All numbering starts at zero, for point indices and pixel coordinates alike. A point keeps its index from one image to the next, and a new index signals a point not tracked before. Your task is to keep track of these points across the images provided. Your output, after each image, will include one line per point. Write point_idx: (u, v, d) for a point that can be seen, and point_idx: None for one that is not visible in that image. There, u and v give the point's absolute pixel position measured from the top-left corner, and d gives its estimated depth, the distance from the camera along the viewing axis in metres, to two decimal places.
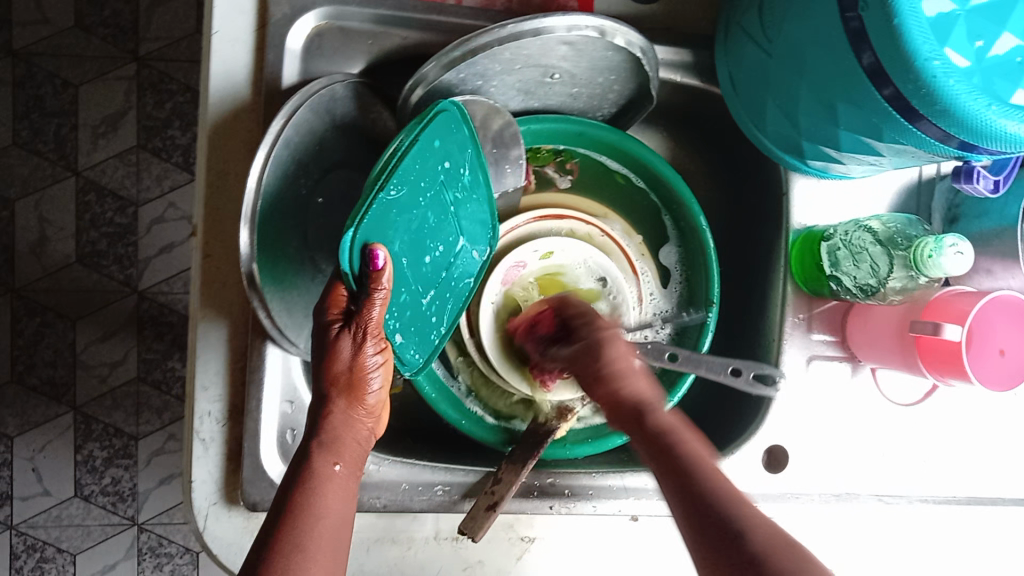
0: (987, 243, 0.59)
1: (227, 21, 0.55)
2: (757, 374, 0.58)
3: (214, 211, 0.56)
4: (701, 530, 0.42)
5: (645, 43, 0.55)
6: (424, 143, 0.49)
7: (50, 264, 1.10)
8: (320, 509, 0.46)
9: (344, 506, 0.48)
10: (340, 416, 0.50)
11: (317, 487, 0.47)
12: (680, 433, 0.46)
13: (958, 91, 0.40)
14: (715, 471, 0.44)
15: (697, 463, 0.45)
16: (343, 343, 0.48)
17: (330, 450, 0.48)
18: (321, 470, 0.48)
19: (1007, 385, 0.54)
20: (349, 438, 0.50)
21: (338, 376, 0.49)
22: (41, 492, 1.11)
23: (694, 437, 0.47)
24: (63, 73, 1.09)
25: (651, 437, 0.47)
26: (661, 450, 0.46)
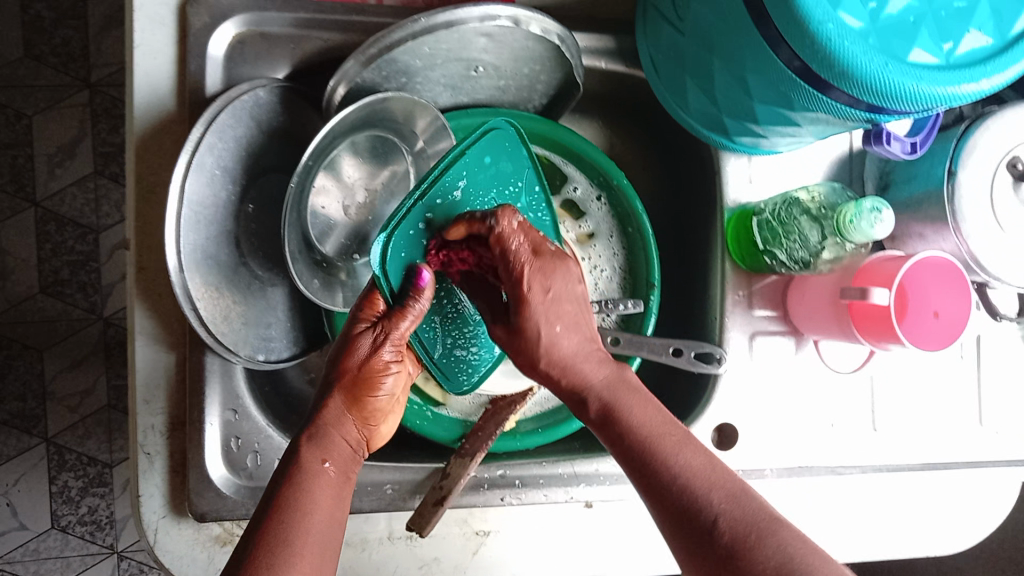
0: (915, 207, 0.60)
1: (147, 34, 0.56)
2: (697, 352, 0.59)
3: (146, 223, 0.56)
4: (681, 532, 0.43)
5: (563, 31, 0.54)
6: (476, 159, 0.52)
7: (13, 296, 1.09)
8: (302, 508, 0.45)
9: (328, 508, 0.46)
10: (334, 414, 0.52)
11: (303, 481, 0.46)
12: (625, 409, 0.47)
13: (853, 53, 0.41)
14: (654, 454, 0.45)
15: (659, 450, 0.45)
16: (365, 341, 0.52)
17: (322, 448, 0.49)
18: (313, 467, 0.47)
19: (943, 346, 0.55)
20: (338, 437, 0.50)
21: (349, 369, 0.52)
22: (17, 526, 1.10)
23: (642, 408, 0.48)
24: (14, 105, 1.09)
25: (618, 449, 0.47)
26: (616, 441, 0.47)
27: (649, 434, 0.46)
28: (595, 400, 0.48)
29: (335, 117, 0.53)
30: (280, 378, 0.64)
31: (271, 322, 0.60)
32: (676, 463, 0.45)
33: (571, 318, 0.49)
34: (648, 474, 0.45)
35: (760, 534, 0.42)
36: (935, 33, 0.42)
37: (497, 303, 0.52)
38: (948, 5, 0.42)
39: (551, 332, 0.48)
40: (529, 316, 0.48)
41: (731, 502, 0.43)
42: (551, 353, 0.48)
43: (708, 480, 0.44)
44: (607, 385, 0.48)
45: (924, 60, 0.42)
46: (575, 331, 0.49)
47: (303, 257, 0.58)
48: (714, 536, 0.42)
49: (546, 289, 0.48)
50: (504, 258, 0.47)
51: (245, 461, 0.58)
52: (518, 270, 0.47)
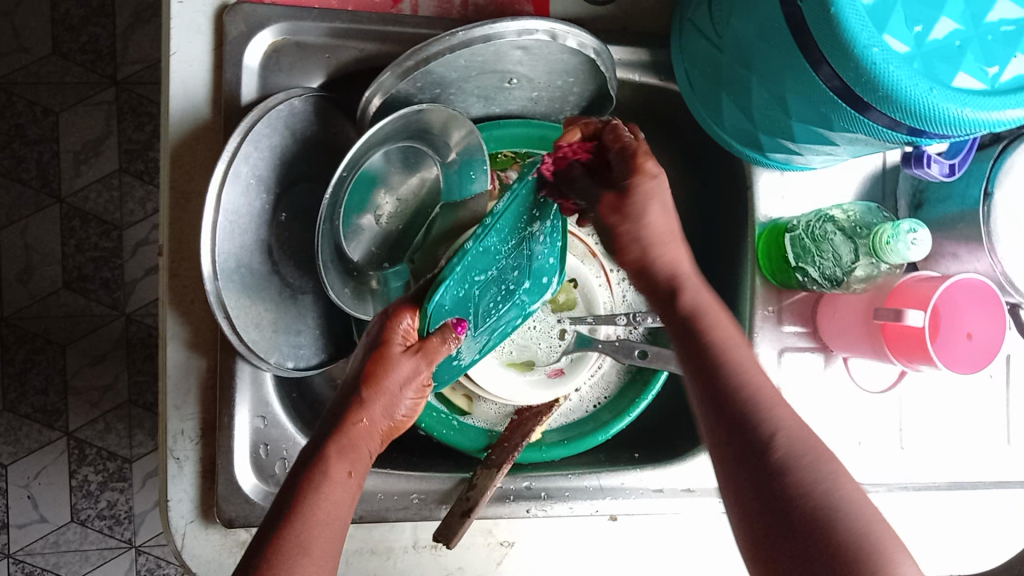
0: (949, 227, 0.59)
1: (184, 42, 0.56)
2: None
3: (179, 229, 0.56)
4: (728, 437, 0.42)
5: (599, 45, 0.54)
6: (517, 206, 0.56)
7: (37, 290, 1.10)
8: (316, 511, 0.45)
9: (342, 512, 0.46)
10: (363, 423, 0.51)
11: (320, 486, 0.46)
12: (716, 318, 0.46)
13: (898, 77, 0.41)
14: (722, 358, 0.44)
15: (731, 361, 0.44)
16: (405, 363, 0.52)
17: (347, 458, 0.48)
18: (332, 472, 0.47)
19: (978, 368, 0.54)
20: (365, 446, 0.50)
21: (382, 385, 0.52)
22: (38, 518, 1.11)
23: (727, 321, 0.46)
24: (42, 100, 1.09)
25: (690, 345, 0.46)
26: (689, 334, 0.46)
27: (722, 347, 0.45)
28: (689, 295, 0.47)
29: (371, 127, 0.54)
30: (307, 384, 0.65)
31: (301, 329, 0.60)
32: (743, 380, 0.43)
33: (696, 254, 0.45)
34: (715, 383, 0.44)
35: (816, 458, 0.40)
36: (981, 57, 0.42)
37: (614, 166, 0.51)
38: (995, 28, 0.42)
39: (652, 215, 0.49)
40: (632, 197, 0.49)
41: (794, 423, 0.41)
42: (640, 231, 0.49)
43: (773, 399, 0.43)
44: (699, 304, 0.47)
45: (968, 85, 0.41)
46: (668, 213, 0.49)
47: (336, 266, 0.58)
48: (765, 455, 0.40)
49: (648, 207, 0.49)
50: (619, 151, 0.50)
51: (273, 468, 0.58)
52: (631, 156, 0.50)
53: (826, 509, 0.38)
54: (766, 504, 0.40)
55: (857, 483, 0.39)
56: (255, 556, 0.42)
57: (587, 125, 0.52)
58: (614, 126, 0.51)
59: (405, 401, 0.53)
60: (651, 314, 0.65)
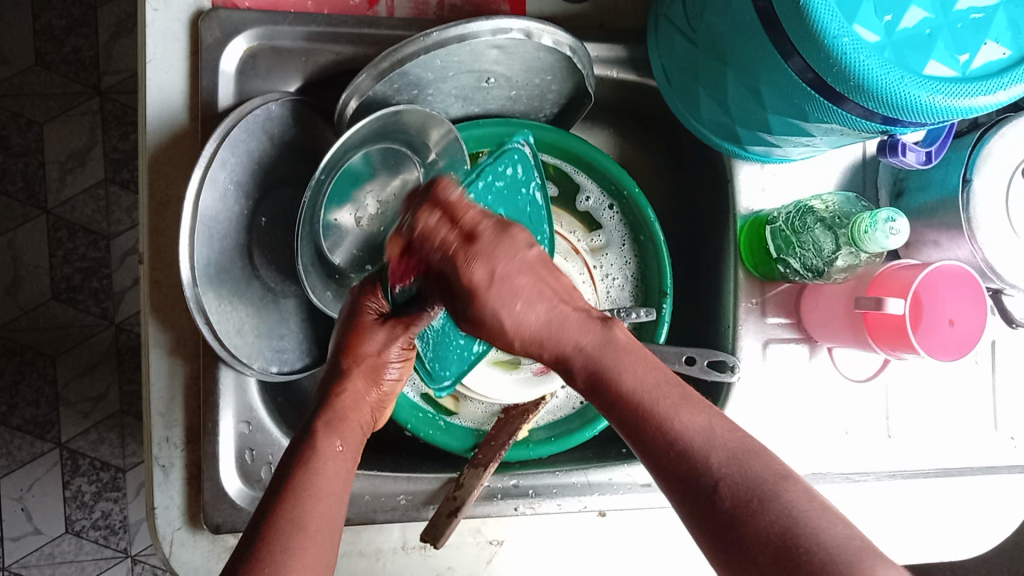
0: (929, 215, 0.59)
1: (159, 49, 0.56)
2: (711, 360, 0.59)
3: (159, 236, 0.56)
4: (681, 492, 0.39)
5: (575, 41, 0.54)
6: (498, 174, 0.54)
7: (25, 302, 1.10)
8: (317, 490, 0.44)
9: (342, 483, 0.47)
10: (351, 390, 0.53)
11: (313, 465, 0.46)
12: (619, 372, 0.43)
13: (869, 66, 0.41)
14: (658, 422, 0.41)
15: (653, 413, 0.41)
16: (380, 334, 0.53)
17: (333, 431, 0.49)
18: (324, 449, 0.47)
19: (958, 354, 0.55)
20: (354, 419, 0.52)
21: (362, 356, 0.53)
22: (32, 530, 1.10)
23: (640, 374, 0.43)
24: (25, 112, 1.09)
25: (614, 409, 0.43)
26: (610, 406, 0.43)
27: (639, 397, 0.42)
28: (581, 364, 0.45)
29: (348, 131, 0.54)
30: (293, 389, 0.65)
31: (284, 334, 0.60)
32: (681, 428, 0.40)
33: (529, 289, 0.45)
34: (645, 438, 0.41)
35: (762, 501, 0.37)
36: (952, 45, 0.42)
37: (452, 298, 0.46)
38: (965, 16, 0.42)
39: (512, 310, 0.44)
40: (483, 306, 0.44)
41: (732, 464, 0.39)
42: (517, 331, 0.45)
43: (705, 438, 0.40)
44: (597, 349, 0.44)
45: (940, 72, 0.42)
46: (535, 303, 0.45)
47: (316, 270, 0.59)
48: (715, 503, 0.38)
49: (489, 271, 0.43)
50: (437, 253, 0.44)
51: (259, 473, 0.58)
52: (450, 261, 0.44)
53: (799, 553, 0.34)
54: (734, 561, 0.37)
55: (819, 503, 0.36)
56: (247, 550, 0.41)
57: (403, 229, 0.46)
58: (433, 190, 0.45)
59: (390, 366, 0.55)
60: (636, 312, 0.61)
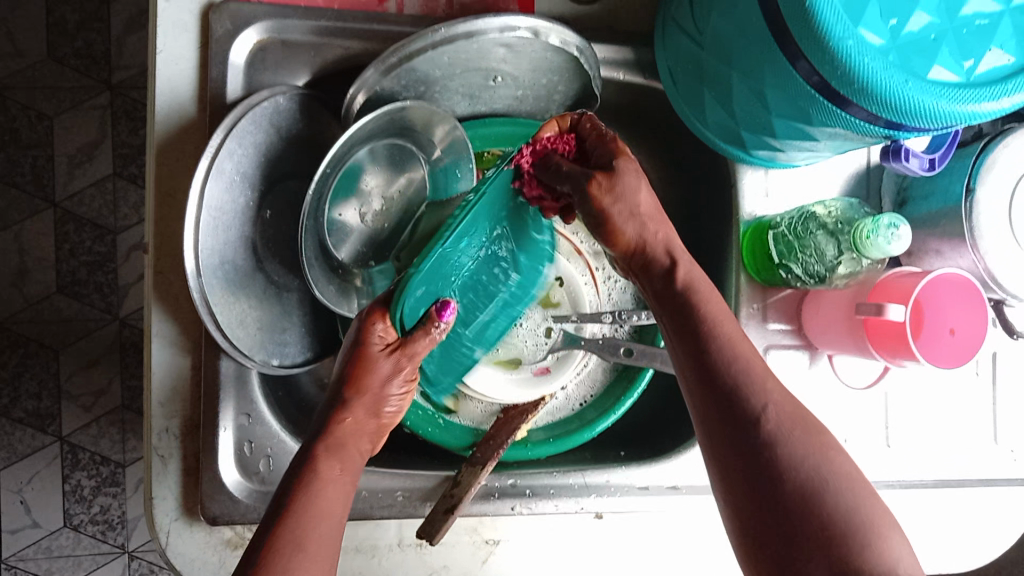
0: (933, 224, 0.59)
1: (170, 40, 0.56)
2: None
3: (165, 226, 0.56)
4: (723, 413, 0.43)
5: (582, 42, 0.55)
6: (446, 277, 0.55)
7: (31, 295, 1.10)
8: (317, 510, 0.44)
9: (337, 521, 0.45)
10: (349, 428, 0.50)
11: (313, 484, 0.45)
12: (705, 292, 0.46)
13: (873, 69, 0.41)
14: (726, 343, 0.44)
15: (724, 334, 0.44)
16: (386, 365, 0.51)
17: (339, 456, 0.48)
18: (325, 471, 0.46)
19: (959, 363, 0.54)
20: (355, 448, 0.49)
21: (360, 385, 0.50)
22: (30, 523, 1.10)
23: (717, 302, 0.46)
24: (36, 105, 1.10)
25: (681, 319, 0.46)
26: (683, 311, 0.46)
27: (718, 320, 0.45)
28: (680, 272, 0.47)
29: (356, 124, 0.54)
30: (294, 383, 0.65)
31: (286, 327, 0.61)
32: (743, 356, 0.44)
33: (649, 193, 0.49)
34: (710, 351, 0.44)
35: (802, 439, 0.41)
36: (956, 50, 0.42)
37: (591, 163, 0.50)
38: (969, 22, 0.42)
39: (636, 185, 0.47)
40: (625, 170, 0.48)
41: (788, 401, 0.43)
42: (633, 207, 0.47)
43: (763, 372, 0.43)
44: (684, 270, 0.47)
45: (944, 77, 0.42)
46: (649, 194, 0.49)
47: (319, 263, 0.59)
48: (757, 431, 0.41)
49: (634, 154, 0.49)
50: (598, 136, 0.50)
51: (258, 465, 0.58)
52: (612, 139, 0.49)
53: (818, 494, 0.40)
54: (751, 479, 0.41)
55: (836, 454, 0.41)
56: (252, 554, 0.42)
57: (569, 121, 0.52)
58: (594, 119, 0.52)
59: (392, 397, 0.52)
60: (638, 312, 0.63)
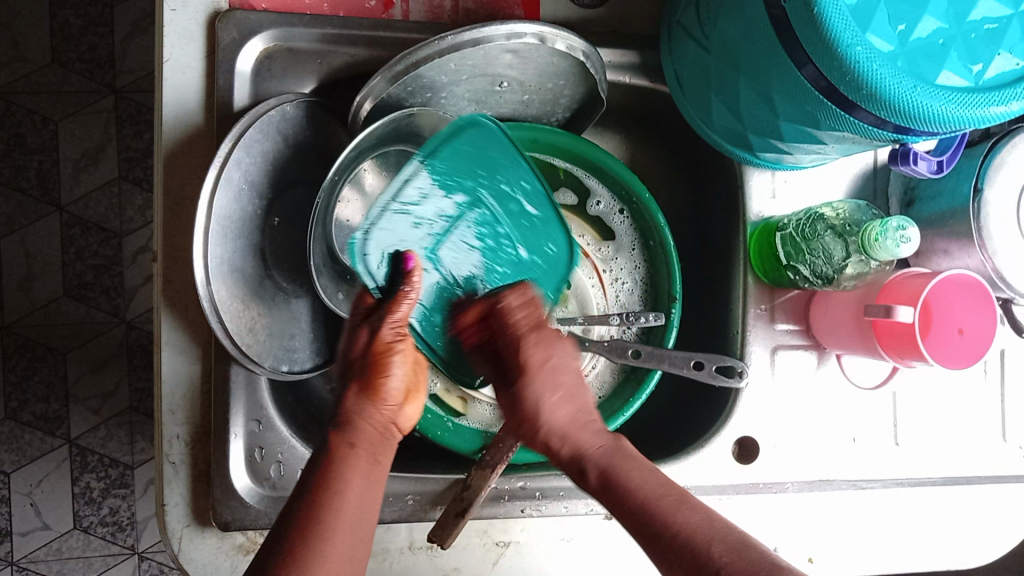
0: (939, 225, 0.59)
1: (177, 49, 0.56)
2: (719, 365, 0.59)
3: (173, 234, 0.57)
4: (682, 573, 0.43)
5: (588, 47, 0.55)
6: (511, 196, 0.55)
7: (38, 299, 1.11)
8: (339, 488, 0.46)
9: (360, 526, 0.46)
10: (354, 403, 0.50)
11: (336, 466, 0.47)
12: (628, 469, 0.48)
13: (882, 75, 0.41)
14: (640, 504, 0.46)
15: (653, 501, 0.46)
16: (364, 335, 0.51)
17: (347, 433, 0.49)
18: (343, 452, 0.48)
19: (969, 362, 0.55)
20: (365, 425, 0.49)
21: (354, 357, 0.51)
22: (41, 525, 1.11)
23: (646, 475, 0.48)
24: (41, 110, 1.10)
25: (603, 495, 0.48)
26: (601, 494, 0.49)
27: (646, 499, 0.46)
28: (593, 469, 0.49)
29: (364, 132, 0.54)
30: (303, 388, 0.65)
31: (295, 333, 0.61)
32: (679, 516, 0.45)
33: (564, 390, 0.52)
34: (651, 531, 0.45)
35: (763, 572, 0.41)
36: (965, 55, 0.42)
37: (505, 377, 0.53)
38: (978, 27, 0.42)
39: (543, 399, 0.51)
40: (528, 384, 0.51)
41: (733, 552, 0.43)
42: (533, 398, 0.51)
43: (707, 526, 0.45)
44: (609, 450, 0.50)
45: (952, 82, 0.42)
46: (572, 399, 0.52)
47: (328, 269, 0.59)
48: (716, 573, 0.42)
49: (544, 357, 0.52)
50: (510, 328, 0.52)
51: (268, 470, 0.58)
52: (518, 336, 0.52)
53: None
54: None
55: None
56: (275, 544, 0.44)
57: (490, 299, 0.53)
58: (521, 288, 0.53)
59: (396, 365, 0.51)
60: (647, 317, 0.61)
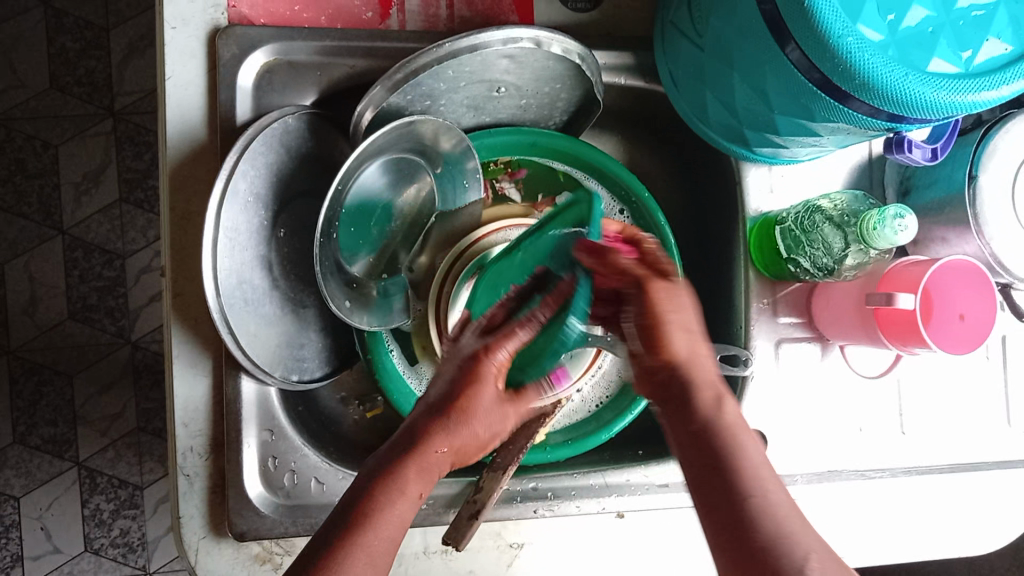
0: (937, 212, 0.60)
1: (179, 66, 0.57)
2: (723, 354, 0.60)
3: (181, 249, 0.57)
4: (717, 510, 0.43)
5: (583, 49, 0.55)
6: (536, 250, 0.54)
7: (43, 322, 1.11)
8: (384, 531, 0.44)
9: (398, 530, 0.45)
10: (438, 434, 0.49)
11: (394, 505, 0.45)
12: (718, 399, 0.47)
13: (873, 64, 0.42)
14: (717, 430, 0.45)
15: (728, 444, 0.44)
16: (488, 392, 0.51)
17: (419, 478, 0.48)
18: (402, 490, 0.46)
19: (971, 348, 0.55)
20: (435, 466, 0.49)
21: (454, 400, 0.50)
22: (52, 549, 1.11)
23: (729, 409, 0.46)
24: (41, 135, 1.11)
25: (671, 405, 0.47)
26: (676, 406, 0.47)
27: (719, 430, 0.45)
28: (688, 374, 0.47)
29: (365, 142, 0.55)
30: (313, 398, 0.66)
31: (304, 342, 0.61)
32: (742, 460, 0.44)
33: (687, 313, 0.48)
34: (713, 460, 0.44)
35: (801, 531, 0.41)
36: (954, 42, 0.43)
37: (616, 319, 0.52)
38: (966, 14, 0.43)
39: (668, 332, 0.47)
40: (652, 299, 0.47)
41: (773, 511, 0.42)
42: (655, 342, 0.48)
43: (765, 482, 0.43)
44: (688, 365, 0.47)
45: (943, 69, 0.43)
46: (691, 336, 0.48)
47: (336, 278, 0.59)
48: (755, 531, 0.41)
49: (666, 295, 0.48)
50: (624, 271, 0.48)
51: (282, 479, 0.59)
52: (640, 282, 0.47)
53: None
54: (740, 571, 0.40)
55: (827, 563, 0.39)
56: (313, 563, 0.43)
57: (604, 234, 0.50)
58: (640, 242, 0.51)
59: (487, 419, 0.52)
60: None
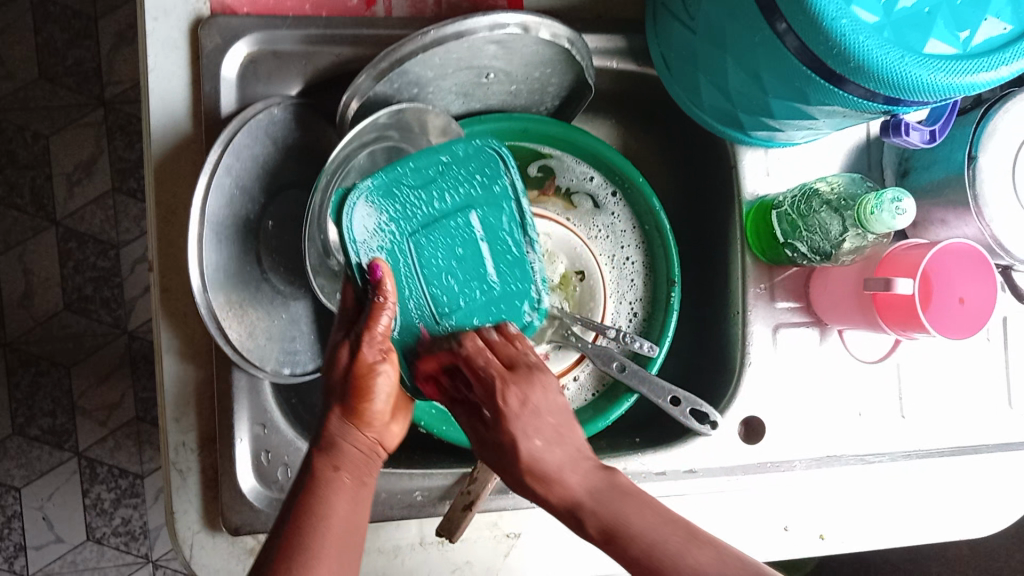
0: (937, 193, 0.59)
1: (161, 58, 0.56)
2: (694, 407, 0.58)
3: (168, 245, 0.57)
4: None
5: (572, 33, 0.54)
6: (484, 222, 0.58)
7: (38, 314, 1.11)
8: (322, 516, 0.46)
9: (350, 512, 0.47)
10: (339, 424, 0.50)
11: (320, 496, 0.47)
12: (617, 507, 0.44)
13: (869, 47, 0.40)
14: (653, 546, 0.42)
15: (655, 547, 0.42)
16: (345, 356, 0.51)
17: (333, 456, 0.49)
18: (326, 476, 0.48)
19: (969, 333, 0.54)
20: (349, 446, 0.49)
21: (335, 382, 0.51)
22: (54, 539, 1.11)
23: (635, 514, 0.44)
24: (31, 125, 1.10)
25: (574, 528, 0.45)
26: (609, 530, 0.44)
27: (646, 543, 0.42)
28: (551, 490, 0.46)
29: (350, 132, 0.54)
30: (307, 391, 0.65)
31: (295, 335, 0.61)
32: (669, 560, 0.42)
33: (547, 423, 0.49)
34: (651, 570, 0.42)
35: None
36: (952, 22, 0.41)
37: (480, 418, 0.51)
38: None
39: (531, 445, 0.47)
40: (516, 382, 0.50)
41: None
42: (526, 402, 0.49)
43: (717, 563, 0.41)
44: (587, 488, 0.45)
45: (940, 50, 0.41)
46: (557, 440, 0.48)
47: (324, 269, 0.58)
48: None
49: (522, 399, 0.49)
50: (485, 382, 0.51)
51: (276, 474, 0.58)
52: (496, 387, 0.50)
53: None
54: None
55: None
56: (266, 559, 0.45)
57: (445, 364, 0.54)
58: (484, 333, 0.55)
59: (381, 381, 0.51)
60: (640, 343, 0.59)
